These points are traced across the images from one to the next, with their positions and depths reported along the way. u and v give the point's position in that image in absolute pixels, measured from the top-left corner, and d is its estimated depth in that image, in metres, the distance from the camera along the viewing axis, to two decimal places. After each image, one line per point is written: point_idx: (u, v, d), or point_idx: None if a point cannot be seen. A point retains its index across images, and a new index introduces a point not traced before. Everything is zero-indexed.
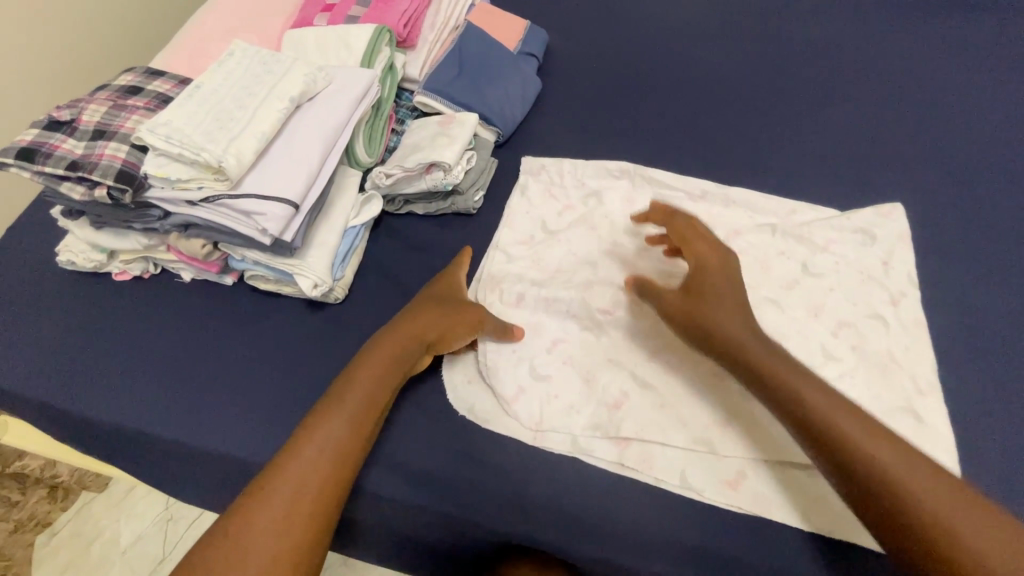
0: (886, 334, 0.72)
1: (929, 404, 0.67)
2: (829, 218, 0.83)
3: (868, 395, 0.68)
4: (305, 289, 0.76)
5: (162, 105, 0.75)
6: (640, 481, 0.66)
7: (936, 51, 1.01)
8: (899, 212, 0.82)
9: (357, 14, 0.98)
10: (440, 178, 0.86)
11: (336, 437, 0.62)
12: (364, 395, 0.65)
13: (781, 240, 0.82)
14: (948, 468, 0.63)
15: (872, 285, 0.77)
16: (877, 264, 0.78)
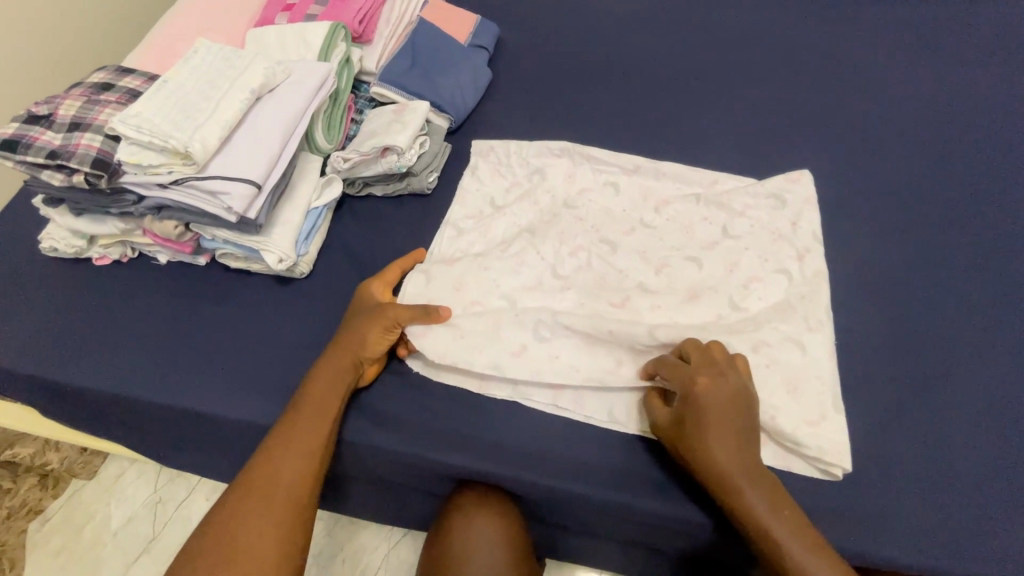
0: (788, 285, 0.83)
1: (821, 342, 0.77)
2: (747, 186, 0.93)
3: (773, 335, 0.77)
4: (271, 263, 0.84)
5: (132, 99, 0.82)
6: (574, 418, 0.76)
7: (845, 37, 1.13)
8: (807, 177, 0.92)
9: (315, 12, 1.05)
10: (395, 160, 0.93)
11: (297, 458, 0.68)
12: (323, 415, 0.72)
13: (704, 207, 0.91)
14: (829, 393, 0.74)
15: (782, 244, 0.86)
16: (787, 225, 0.88)
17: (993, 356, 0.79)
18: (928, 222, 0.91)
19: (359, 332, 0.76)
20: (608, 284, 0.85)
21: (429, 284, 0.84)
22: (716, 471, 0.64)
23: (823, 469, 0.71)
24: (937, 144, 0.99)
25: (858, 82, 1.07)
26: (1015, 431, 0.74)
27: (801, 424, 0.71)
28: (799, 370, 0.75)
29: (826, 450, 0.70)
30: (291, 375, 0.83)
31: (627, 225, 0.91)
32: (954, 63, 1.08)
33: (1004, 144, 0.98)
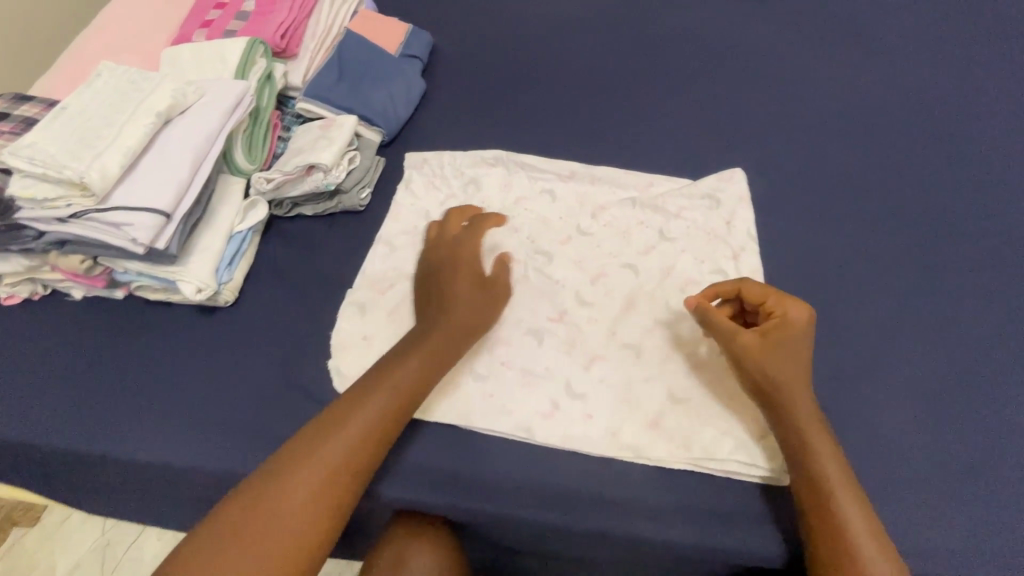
0: None
1: None
2: (681, 188, 0.92)
3: (706, 348, 0.77)
4: (188, 294, 0.79)
5: (28, 129, 0.78)
6: (513, 440, 0.73)
7: (776, 34, 1.13)
8: (739, 176, 0.91)
9: (234, 28, 1.01)
10: (321, 178, 0.90)
11: (358, 445, 0.64)
12: (403, 399, 0.68)
13: (640, 210, 0.91)
14: None
15: (717, 245, 0.86)
16: (722, 225, 0.88)
17: (925, 344, 0.79)
18: (862, 213, 0.91)
19: (468, 288, 0.77)
20: (546, 295, 0.83)
21: (364, 316, 0.83)
22: (799, 426, 0.65)
23: (769, 478, 0.67)
24: (868, 134, 0.99)
25: (788, 78, 1.07)
26: (947, 419, 0.74)
27: (739, 437, 0.69)
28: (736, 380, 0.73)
29: (772, 459, 0.67)
30: (217, 412, 0.79)
31: (562, 234, 0.90)
32: (883, 55, 1.09)
33: (933, 131, 0.99)
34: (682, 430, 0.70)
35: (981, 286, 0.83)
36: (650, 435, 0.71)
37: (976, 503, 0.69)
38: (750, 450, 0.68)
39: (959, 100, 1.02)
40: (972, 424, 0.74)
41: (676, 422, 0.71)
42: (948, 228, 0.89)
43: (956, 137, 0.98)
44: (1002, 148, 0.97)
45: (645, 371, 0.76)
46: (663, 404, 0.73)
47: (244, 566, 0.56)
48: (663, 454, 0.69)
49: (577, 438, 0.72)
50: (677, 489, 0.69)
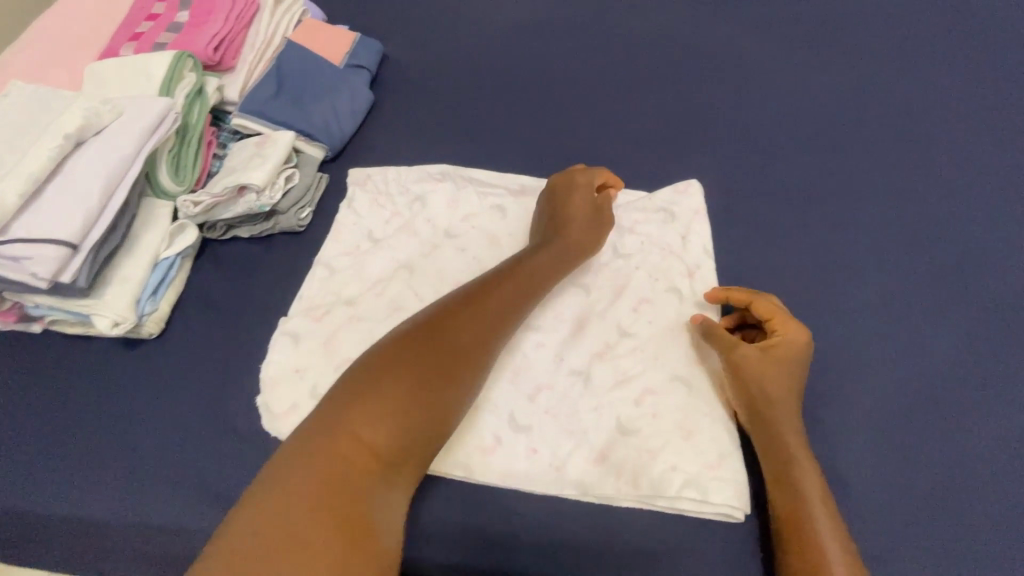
0: (678, 305, 0.78)
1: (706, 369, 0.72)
2: (635, 201, 0.88)
3: (657, 373, 0.72)
4: (104, 328, 0.75)
5: None
6: (452, 479, 0.68)
7: (747, 19, 1.06)
8: (694, 188, 0.87)
9: (164, 40, 0.96)
10: (254, 199, 0.85)
11: (450, 370, 0.62)
12: (489, 333, 0.67)
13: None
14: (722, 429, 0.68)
15: (671, 261, 0.81)
16: (677, 241, 0.83)
17: (903, 356, 0.73)
18: (837, 214, 0.84)
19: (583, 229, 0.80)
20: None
21: (296, 346, 0.78)
22: (775, 433, 0.64)
23: (720, 514, 0.63)
24: (846, 125, 0.92)
25: (760, 66, 1.00)
26: (926, 441, 0.67)
27: (689, 471, 0.65)
28: (687, 408, 0.69)
29: (724, 494, 0.63)
30: (141, 453, 0.75)
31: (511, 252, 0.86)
32: (866, 35, 1.01)
33: (919, 119, 0.91)
34: (629, 465, 0.66)
35: (966, 290, 0.76)
36: (597, 470, 0.67)
37: (959, 534, 0.62)
38: (701, 484, 0.64)
39: (947, 83, 0.94)
40: (954, 445, 0.67)
41: (624, 455, 0.67)
42: (930, 226, 0.82)
43: (945, 124, 0.90)
44: (996, 133, 0.88)
45: (593, 400, 0.71)
46: (611, 436, 0.69)
47: (335, 461, 0.53)
48: (610, 491, 0.65)
49: (521, 474, 0.67)
50: (624, 529, 0.64)
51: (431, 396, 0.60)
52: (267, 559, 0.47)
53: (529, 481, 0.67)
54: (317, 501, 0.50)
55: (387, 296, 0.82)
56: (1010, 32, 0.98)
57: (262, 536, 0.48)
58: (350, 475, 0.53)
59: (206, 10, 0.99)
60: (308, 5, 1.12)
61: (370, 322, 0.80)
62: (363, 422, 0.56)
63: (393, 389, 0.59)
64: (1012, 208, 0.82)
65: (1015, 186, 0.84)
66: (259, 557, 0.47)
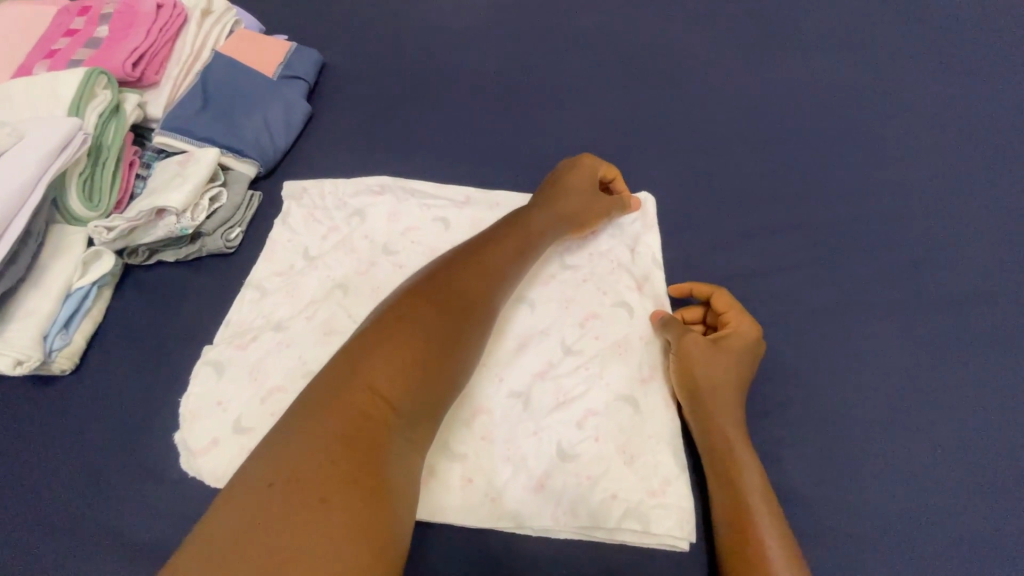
0: (628, 320, 0.73)
1: (652, 388, 0.68)
2: None
3: (601, 393, 0.68)
4: (6, 367, 0.69)
5: None
6: None
7: (699, 14, 1.02)
8: (649, 201, 0.82)
9: (81, 56, 0.92)
10: (174, 222, 0.80)
11: (457, 321, 0.59)
12: (491, 288, 0.65)
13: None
14: (667, 457, 0.64)
15: (619, 272, 0.77)
16: (625, 253, 0.79)
17: (857, 361, 0.70)
18: (791, 214, 0.81)
19: (576, 189, 0.78)
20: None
21: (220, 377, 0.74)
22: (719, 431, 0.62)
23: (662, 545, 0.60)
24: (800, 120, 0.89)
25: (712, 61, 0.96)
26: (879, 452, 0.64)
27: (629, 499, 0.61)
28: (632, 430, 0.65)
29: (666, 524, 0.60)
30: (49, 501, 0.70)
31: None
32: (821, 26, 0.98)
33: (874, 113, 0.88)
34: (569, 493, 0.62)
35: (924, 289, 0.73)
36: (534, 500, 0.63)
37: (914, 550, 0.59)
38: (642, 513, 0.60)
39: (903, 76, 0.91)
40: (908, 455, 0.64)
41: (563, 483, 0.63)
42: (888, 224, 0.78)
43: (902, 116, 0.87)
44: (953, 124, 0.86)
45: (532, 424, 0.67)
46: (549, 463, 0.64)
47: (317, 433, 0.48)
48: (546, 522, 0.61)
49: (455, 507, 0.63)
50: (565, 564, 0.60)
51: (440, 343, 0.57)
52: (285, 514, 0.43)
53: (463, 512, 0.63)
54: (333, 449, 0.47)
55: (320, 319, 0.77)
56: (967, 18, 0.96)
57: (279, 489, 0.44)
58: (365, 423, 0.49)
59: (126, 24, 0.95)
60: (241, 15, 1.07)
61: (300, 348, 0.75)
62: (371, 371, 0.52)
63: (400, 336, 0.55)
64: (970, 202, 0.79)
65: (975, 178, 0.81)
66: (277, 512, 0.43)
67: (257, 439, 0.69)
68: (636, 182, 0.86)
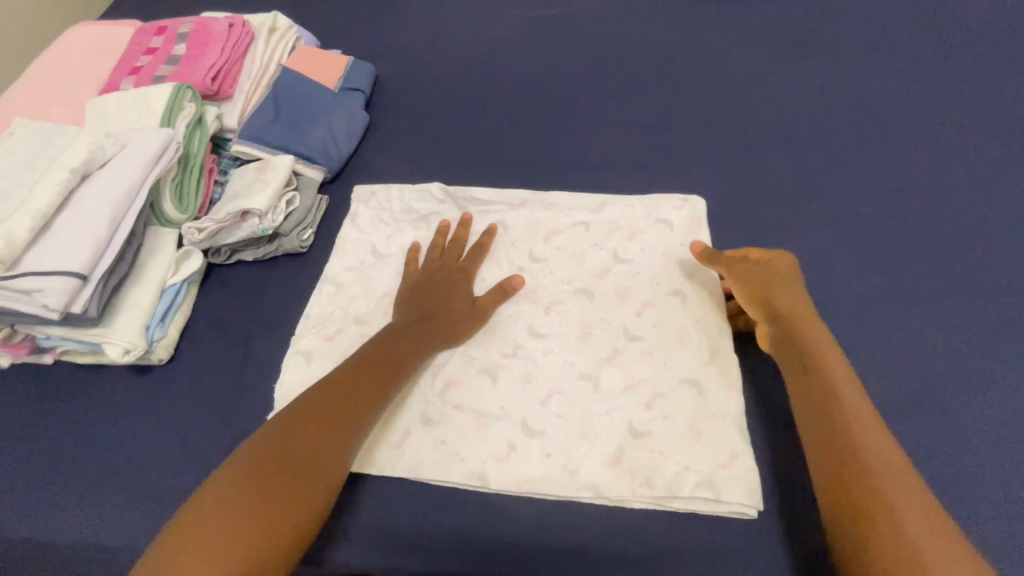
0: (681, 307, 0.78)
1: (713, 372, 0.72)
2: (635, 207, 0.87)
3: (665, 374, 0.73)
4: (115, 356, 0.76)
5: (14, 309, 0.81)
6: (466, 487, 0.70)
7: (734, 29, 1.09)
8: (692, 203, 0.86)
9: (164, 73, 0.99)
10: (257, 223, 0.87)
11: (281, 477, 0.61)
12: (350, 391, 0.69)
13: (594, 233, 0.86)
14: (734, 435, 0.68)
15: (669, 265, 0.81)
16: (675, 247, 0.83)
17: (914, 344, 0.72)
18: (837, 209, 0.84)
19: (443, 281, 0.81)
20: (497, 331, 0.79)
21: (309, 365, 0.79)
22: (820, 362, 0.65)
23: (732, 512, 0.64)
24: (837, 123, 0.93)
25: (746, 71, 1.02)
26: (945, 427, 0.66)
27: (702, 471, 0.66)
28: (698, 410, 0.70)
29: (736, 493, 0.64)
30: (153, 480, 0.75)
31: (513, 265, 0.85)
32: (849, 37, 1.04)
33: (907, 115, 0.92)
34: (643, 466, 0.67)
35: (976, 277, 0.76)
36: (610, 472, 0.68)
37: (988, 520, 0.61)
38: (714, 484, 0.65)
39: (932, 79, 0.96)
40: (975, 433, 0.65)
41: (637, 457, 0.68)
42: (935, 217, 0.82)
43: (938, 117, 0.91)
44: (991, 124, 0.89)
45: (605, 404, 0.72)
46: (623, 439, 0.69)
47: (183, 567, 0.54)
48: (624, 493, 0.66)
49: (540, 481, 0.68)
50: (641, 532, 0.65)
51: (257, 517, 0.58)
52: None
53: (546, 486, 0.68)
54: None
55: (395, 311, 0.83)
56: (997, 25, 1.00)
57: None
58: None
59: (202, 42, 1.02)
60: (302, 32, 1.15)
61: None
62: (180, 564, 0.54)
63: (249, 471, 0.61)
64: (1014, 196, 0.82)
65: (1017, 174, 0.84)
66: None
67: None
68: (684, 182, 0.91)
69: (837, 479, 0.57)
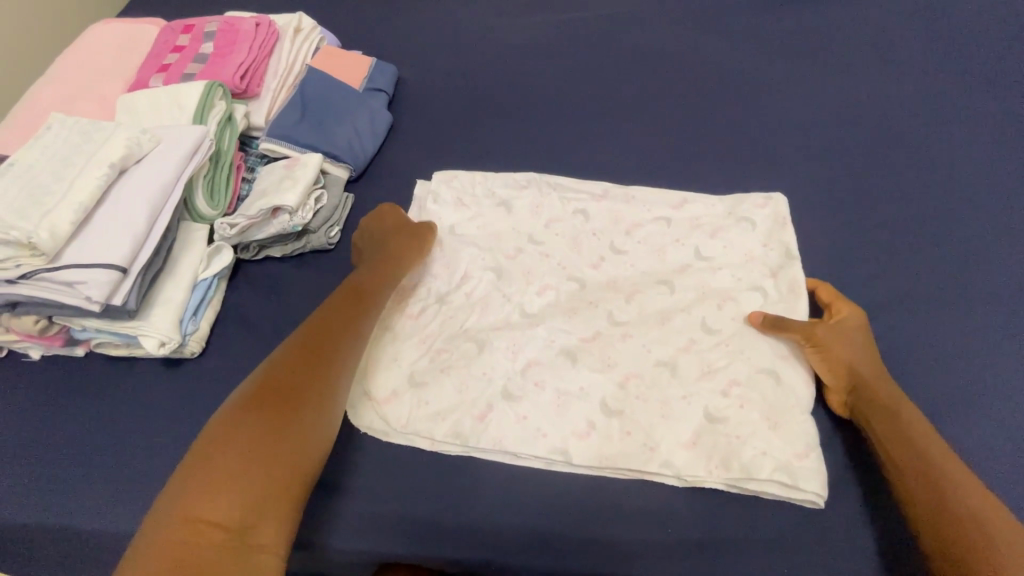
0: (761, 302, 0.80)
1: (789, 365, 0.74)
2: (712, 210, 0.89)
3: (744, 367, 0.75)
4: (151, 348, 0.77)
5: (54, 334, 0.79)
6: (531, 466, 0.72)
7: (760, 36, 1.10)
8: (773, 202, 0.88)
9: (192, 71, 1.01)
10: (287, 221, 0.88)
11: (282, 396, 0.67)
12: (342, 326, 0.75)
13: (676, 230, 0.88)
14: (808, 423, 0.70)
15: (750, 263, 0.83)
16: (758, 249, 0.84)
17: (929, 352, 0.75)
18: (859, 220, 0.87)
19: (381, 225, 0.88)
20: (581, 317, 0.81)
21: (396, 341, 0.83)
22: (927, 451, 0.63)
23: (805, 498, 0.66)
24: (854, 131, 0.96)
25: (765, 78, 1.04)
26: (961, 430, 0.69)
27: (779, 457, 0.68)
28: (774, 401, 0.72)
29: (812, 479, 0.66)
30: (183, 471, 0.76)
31: (595, 254, 0.87)
32: (866, 45, 1.06)
33: (920, 125, 0.96)
34: (720, 449, 0.69)
35: (991, 289, 0.79)
36: (689, 453, 0.70)
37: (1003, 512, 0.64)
38: (791, 470, 0.67)
39: (946, 89, 0.98)
40: (992, 440, 0.68)
41: (714, 441, 0.70)
42: (955, 230, 0.84)
43: (956, 129, 0.94)
44: (1010, 137, 0.91)
45: (681, 389, 0.74)
46: (699, 425, 0.72)
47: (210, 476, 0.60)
48: (700, 472, 0.69)
49: (621, 458, 0.70)
50: (671, 523, 0.67)
51: (276, 441, 0.63)
52: (180, 543, 0.56)
53: (620, 464, 0.70)
54: (218, 490, 0.59)
55: (427, 309, 0.85)
56: (1009, 37, 1.02)
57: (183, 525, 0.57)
58: (224, 537, 0.57)
59: (230, 41, 1.03)
60: (325, 33, 1.16)
61: (413, 335, 0.83)
62: (204, 499, 0.59)
63: (251, 400, 0.66)
64: None
65: None
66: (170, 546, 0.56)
67: (431, 394, 0.78)
68: (707, 188, 0.93)
69: (950, 549, 0.57)
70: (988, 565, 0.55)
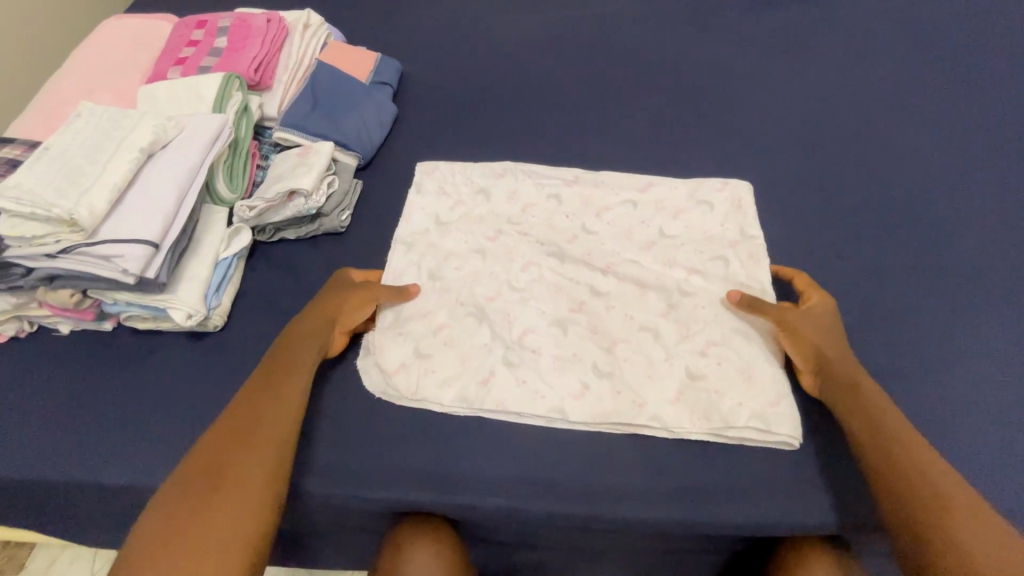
0: (726, 271, 0.88)
1: (761, 327, 0.82)
2: (679, 191, 0.96)
3: (719, 328, 0.82)
4: (179, 320, 0.83)
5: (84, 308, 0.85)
6: (534, 425, 0.79)
7: (737, 40, 1.19)
8: (732, 184, 0.96)
9: (208, 64, 1.06)
10: (303, 204, 0.95)
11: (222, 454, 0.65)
12: (288, 375, 0.75)
13: (641, 211, 0.95)
14: (782, 380, 0.77)
15: (714, 238, 0.91)
16: (716, 227, 0.92)
17: (889, 317, 0.83)
18: (829, 204, 0.95)
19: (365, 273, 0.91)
20: (562, 292, 0.88)
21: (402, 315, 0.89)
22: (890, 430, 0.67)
23: (781, 444, 0.74)
24: (823, 126, 1.05)
25: (742, 77, 1.13)
26: (920, 385, 0.77)
27: (755, 407, 0.75)
28: (748, 355, 0.79)
29: (785, 426, 0.74)
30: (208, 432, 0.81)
31: (569, 232, 0.94)
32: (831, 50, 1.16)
33: (880, 121, 1.05)
34: (703, 404, 0.76)
35: (945, 264, 0.88)
36: (675, 409, 0.77)
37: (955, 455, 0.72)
38: (765, 418, 0.74)
39: (903, 90, 1.09)
40: (946, 394, 0.76)
41: (697, 397, 0.77)
42: (913, 212, 0.93)
43: (913, 122, 1.04)
44: (959, 133, 1.02)
45: (664, 351, 0.82)
46: (682, 383, 0.79)
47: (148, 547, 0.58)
48: (685, 424, 0.76)
49: (614, 416, 0.77)
50: (663, 470, 0.74)
51: (218, 496, 0.61)
52: None
53: (615, 420, 0.77)
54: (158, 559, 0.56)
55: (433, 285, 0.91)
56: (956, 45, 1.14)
57: None
58: None
59: (243, 35, 1.09)
60: (331, 29, 1.22)
61: (420, 309, 0.89)
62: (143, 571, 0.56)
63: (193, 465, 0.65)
64: (975, 191, 0.94)
65: (974, 173, 0.97)
66: None
67: (437, 361, 0.84)
68: (692, 174, 1.01)
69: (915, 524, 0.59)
70: (951, 538, 0.57)
